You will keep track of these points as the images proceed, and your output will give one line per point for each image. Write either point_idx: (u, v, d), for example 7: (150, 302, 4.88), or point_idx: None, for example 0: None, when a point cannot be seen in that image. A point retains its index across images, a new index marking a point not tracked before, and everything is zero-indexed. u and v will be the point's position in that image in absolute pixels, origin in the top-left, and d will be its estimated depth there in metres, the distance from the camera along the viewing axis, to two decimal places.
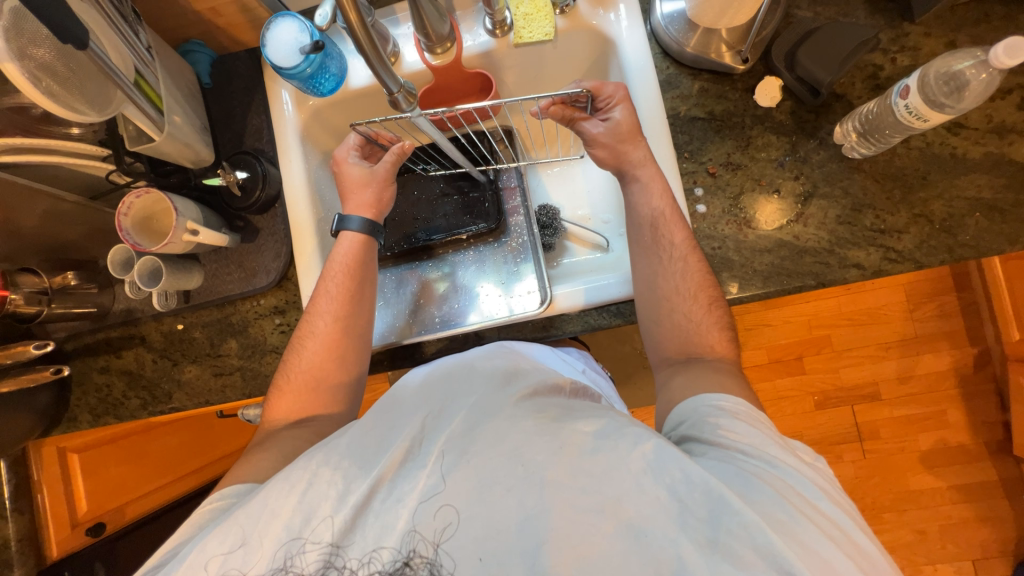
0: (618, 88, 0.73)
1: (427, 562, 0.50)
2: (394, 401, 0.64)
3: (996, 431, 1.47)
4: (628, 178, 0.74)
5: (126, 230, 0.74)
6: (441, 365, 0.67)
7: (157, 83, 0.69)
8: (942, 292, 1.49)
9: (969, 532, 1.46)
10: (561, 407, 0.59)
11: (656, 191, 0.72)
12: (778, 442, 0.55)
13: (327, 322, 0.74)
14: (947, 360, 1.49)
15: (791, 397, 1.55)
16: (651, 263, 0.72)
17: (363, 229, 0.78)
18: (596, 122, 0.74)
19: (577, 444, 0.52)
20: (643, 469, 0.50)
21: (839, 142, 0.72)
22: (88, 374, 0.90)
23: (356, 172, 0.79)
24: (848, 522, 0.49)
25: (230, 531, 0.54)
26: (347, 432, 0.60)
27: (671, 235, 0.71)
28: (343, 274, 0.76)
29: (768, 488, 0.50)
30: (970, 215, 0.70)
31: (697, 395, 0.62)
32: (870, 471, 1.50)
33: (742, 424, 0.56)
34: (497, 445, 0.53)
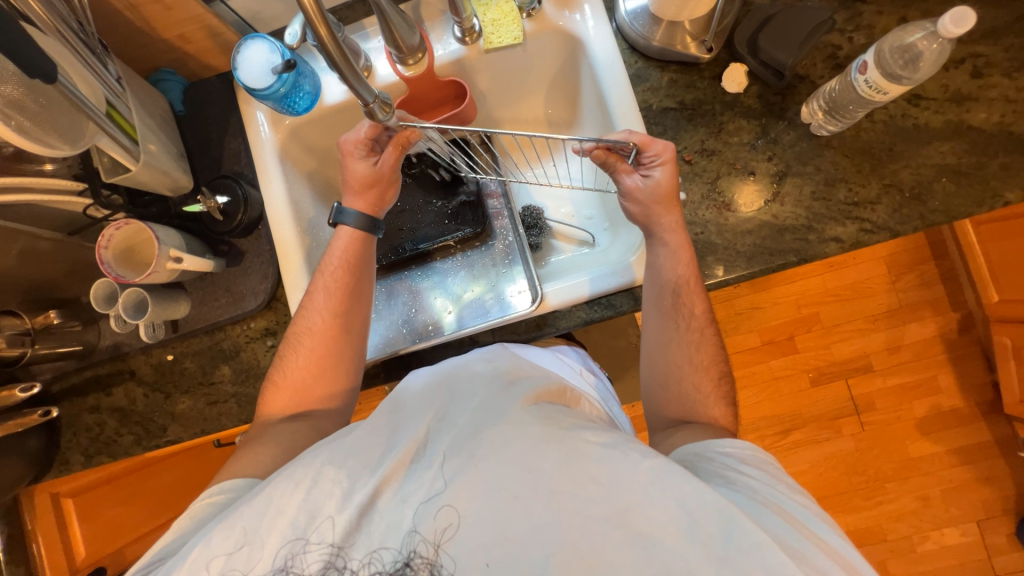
0: (667, 148, 0.70)
1: (427, 562, 0.50)
2: (399, 404, 0.63)
3: (986, 391, 1.51)
4: (656, 241, 0.73)
5: (108, 263, 0.73)
6: (442, 367, 0.67)
7: (130, 113, 0.69)
8: (921, 261, 1.53)
9: (971, 493, 1.48)
10: (567, 415, 0.58)
11: (682, 259, 0.72)
12: (787, 485, 0.57)
13: (326, 316, 0.75)
14: (933, 327, 1.52)
15: (786, 377, 1.57)
16: (667, 330, 0.73)
17: (358, 225, 0.78)
18: (635, 176, 0.72)
19: (586, 454, 0.52)
20: (650, 482, 0.50)
21: (807, 120, 0.74)
22: (78, 414, 0.88)
23: (361, 170, 0.76)
24: (858, 560, 0.50)
25: (234, 528, 0.54)
26: (354, 431, 0.60)
27: (692, 305, 0.71)
28: (339, 269, 0.76)
29: (780, 519, 0.51)
30: (937, 181, 0.72)
31: (705, 440, 0.64)
32: (870, 443, 1.53)
33: (750, 468, 0.58)
34: (502, 451, 0.52)
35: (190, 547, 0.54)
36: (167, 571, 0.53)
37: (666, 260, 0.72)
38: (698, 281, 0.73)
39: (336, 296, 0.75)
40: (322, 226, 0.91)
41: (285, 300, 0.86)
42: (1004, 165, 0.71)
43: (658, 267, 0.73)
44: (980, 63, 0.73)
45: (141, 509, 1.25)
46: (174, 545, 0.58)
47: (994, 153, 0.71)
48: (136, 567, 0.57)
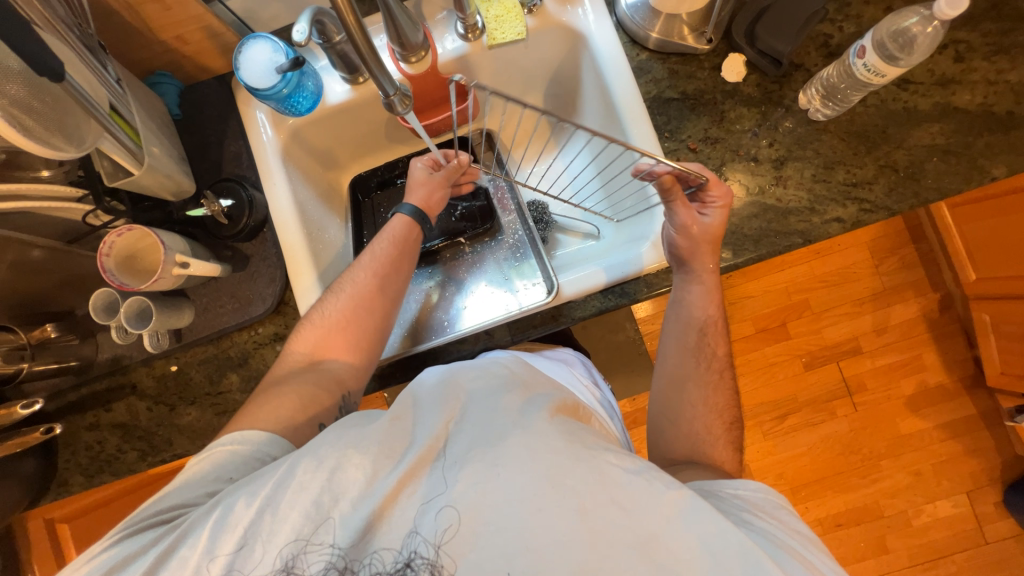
0: (727, 196, 0.73)
1: (428, 563, 0.49)
2: (414, 399, 0.62)
3: (968, 367, 1.57)
4: (691, 278, 0.76)
5: (110, 271, 0.71)
6: (457, 368, 0.65)
7: (131, 115, 0.67)
8: (901, 245, 1.60)
9: (960, 466, 1.54)
10: (589, 433, 0.57)
11: (711, 298, 0.76)
12: (803, 538, 0.56)
13: (368, 277, 0.76)
14: (916, 308, 1.58)
15: (782, 363, 1.61)
16: (687, 367, 0.76)
17: (414, 213, 0.81)
18: (693, 212, 0.73)
19: (611, 478, 0.51)
20: (675, 513, 0.50)
21: (805, 106, 0.78)
22: (76, 432, 0.85)
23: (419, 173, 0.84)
24: None
25: (259, 493, 0.53)
26: (377, 420, 0.59)
27: (715, 346, 0.76)
28: (391, 242, 0.78)
29: (801, 568, 0.50)
30: (928, 160, 0.76)
31: (717, 481, 0.63)
32: (863, 423, 1.58)
33: (763, 514, 0.57)
34: (526, 462, 0.51)
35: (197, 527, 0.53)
36: (190, 521, 0.54)
37: (697, 298, 0.76)
38: (720, 325, 0.77)
39: (383, 258, 0.77)
40: (324, 229, 0.90)
41: (294, 303, 0.84)
42: (989, 144, 0.74)
43: (687, 303, 0.77)
44: (961, 48, 0.77)
45: None
46: (195, 491, 0.58)
47: (979, 132, 0.75)
48: (152, 504, 0.57)
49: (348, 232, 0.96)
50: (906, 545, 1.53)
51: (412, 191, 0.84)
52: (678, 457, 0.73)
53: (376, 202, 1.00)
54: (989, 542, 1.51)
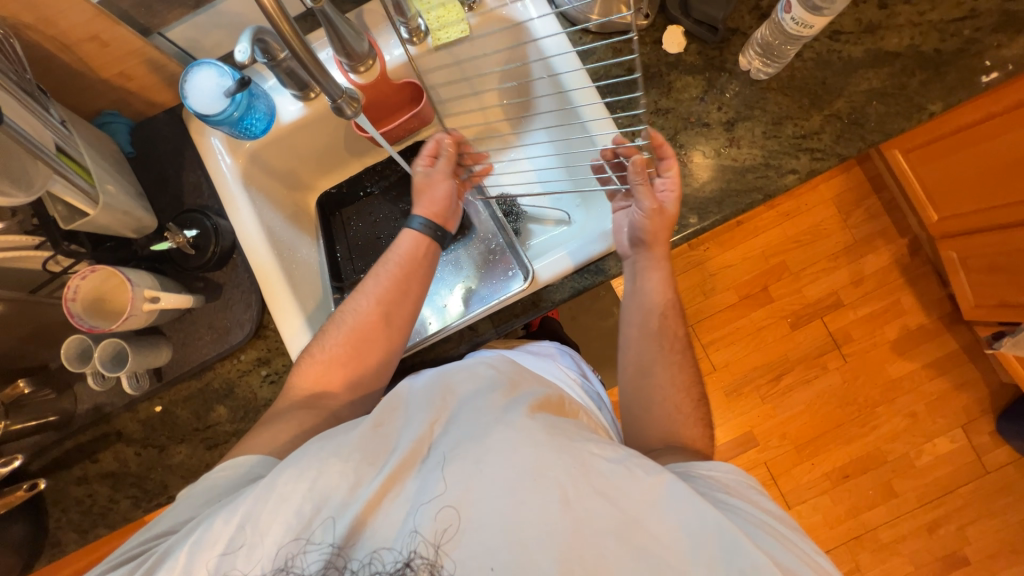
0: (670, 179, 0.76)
1: (428, 563, 0.49)
2: (398, 401, 0.62)
3: (945, 305, 1.62)
4: (647, 266, 0.78)
5: (78, 316, 0.69)
6: (440, 370, 0.66)
7: (81, 155, 0.67)
8: (865, 196, 1.65)
9: (951, 401, 1.58)
10: (572, 425, 0.58)
11: (666, 282, 0.78)
12: (776, 516, 0.57)
13: (371, 302, 0.75)
14: (887, 255, 1.63)
15: (768, 326, 1.64)
16: (652, 350, 0.77)
17: (425, 231, 0.79)
18: (654, 196, 0.75)
19: (592, 467, 0.52)
20: (655, 498, 0.51)
21: (746, 68, 0.81)
22: (66, 489, 0.82)
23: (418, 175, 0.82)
24: None
25: (234, 512, 0.52)
26: (360, 425, 0.59)
27: (674, 328, 0.77)
28: (398, 262, 0.77)
29: (773, 539, 0.52)
30: (869, 104, 0.79)
31: (689, 463, 0.63)
32: (854, 373, 1.61)
33: (735, 497, 0.57)
34: (509, 457, 0.51)
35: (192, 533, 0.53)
36: (169, 548, 0.52)
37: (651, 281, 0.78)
38: (677, 308, 0.79)
39: (388, 282, 0.76)
40: (296, 248, 0.89)
41: (273, 326, 0.83)
42: (922, 82, 0.78)
43: (643, 287, 0.78)
44: None
45: None
46: (177, 518, 0.58)
47: (912, 72, 0.78)
48: (140, 538, 0.57)
49: (321, 249, 0.95)
50: (912, 486, 1.56)
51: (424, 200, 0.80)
52: (673, 423, 0.74)
53: (346, 216, 1.00)
54: (989, 472, 1.54)
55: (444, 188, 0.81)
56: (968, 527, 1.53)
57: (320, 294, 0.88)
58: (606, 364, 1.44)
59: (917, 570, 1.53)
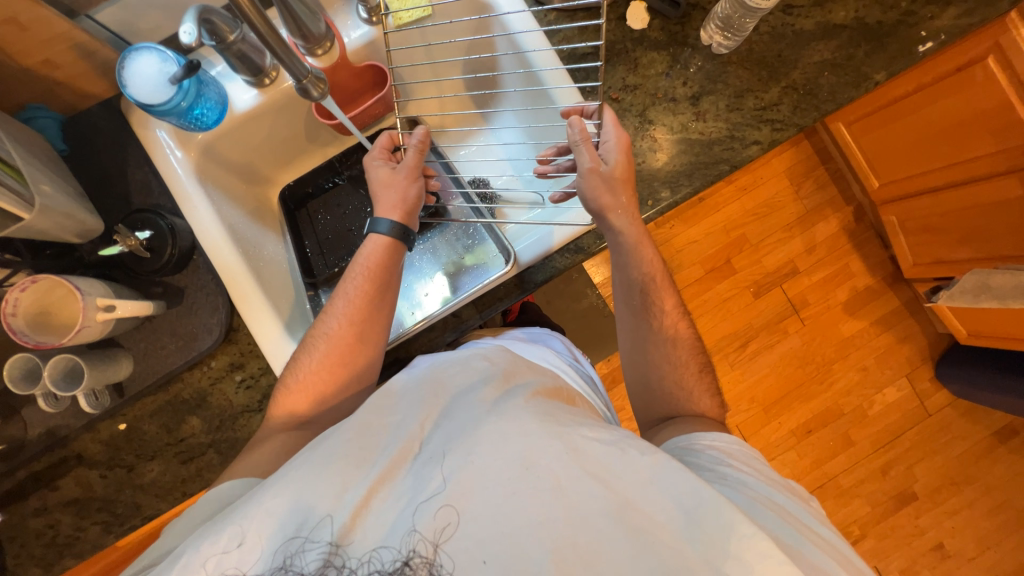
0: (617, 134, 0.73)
1: (427, 562, 0.47)
2: (387, 397, 0.61)
3: (887, 266, 1.74)
4: (614, 245, 0.76)
5: (20, 332, 0.63)
6: (425, 367, 0.65)
7: (9, 154, 0.62)
8: (813, 168, 1.74)
9: (896, 353, 1.72)
10: (563, 411, 0.57)
11: (646, 256, 0.76)
12: (776, 484, 0.59)
13: (343, 323, 0.71)
14: (836, 223, 1.74)
15: (733, 296, 1.72)
16: (639, 327, 0.78)
17: (392, 234, 0.75)
18: (596, 155, 0.72)
19: (584, 451, 0.52)
20: (648, 478, 0.51)
21: (707, 42, 0.83)
22: (23, 522, 0.76)
23: (381, 173, 0.76)
24: (848, 550, 0.53)
25: (225, 530, 0.50)
26: (350, 429, 0.57)
27: (661, 302, 0.77)
28: (362, 275, 0.73)
29: (776, 516, 0.53)
30: (821, 76, 0.83)
31: (693, 434, 0.67)
32: (812, 335, 1.72)
33: (738, 461, 0.61)
34: (500, 447, 0.51)
35: (182, 550, 0.50)
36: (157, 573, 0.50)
37: (629, 258, 0.76)
38: (663, 276, 0.78)
39: (357, 301, 0.72)
40: (262, 247, 0.84)
41: (245, 328, 0.79)
42: (867, 53, 0.82)
43: (624, 266, 0.77)
44: None
45: None
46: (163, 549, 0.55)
47: (858, 44, 0.83)
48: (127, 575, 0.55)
49: (288, 246, 0.91)
50: (866, 434, 1.70)
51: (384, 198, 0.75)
52: (659, 393, 0.76)
53: (313, 210, 0.96)
54: (930, 414, 1.70)
55: (414, 187, 0.76)
56: (915, 466, 1.68)
57: (292, 292, 0.84)
58: (585, 345, 1.46)
59: (874, 510, 1.68)
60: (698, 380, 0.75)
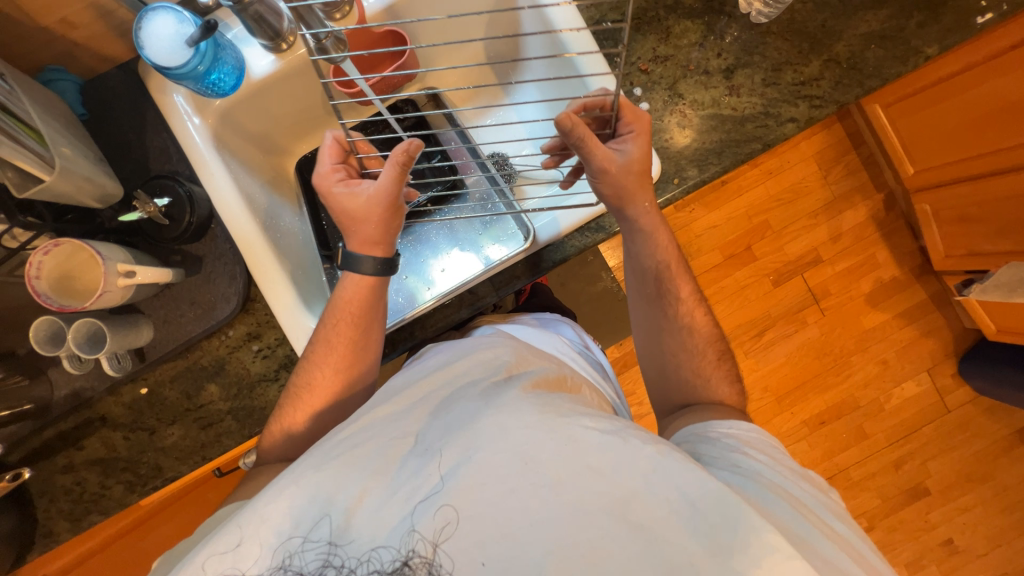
0: (636, 122, 0.69)
1: (426, 561, 0.45)
2: (388, 392, 0.61)
3: (916, 257, 1.67)
4: (634, 233, 0.74)
5: (44, 294, 0.64)
6: (431, 362, 0.66)
7: (29, 115, 0.61)
8: (844, 153, 1.65)
9: (919, 348, 1.67)
10: (564, 401, 0.55)
11: (660, 243, 0.74)
12: (790, 471, 0.58)
13: (327, 372, 0.69)
14: (864, 211, 1.66)
15: (751, 284, 1.67)
16: (656, 317, 0.76)
17: (374, 271, 0.70)
18: (610, 152, 0.67)
19: (585, 441, 0.49)
20: (651, 468, 0.48)
21: (746, 11, 0.78)
22: (51, 478, 0.78)
23: (350, 202, 0.68)
24: (862, 545, 0.52)
25: (230, 529, 0.49)
26: (351, 426, 0.57)
27: (677, 289, 0.75)
28: (343, 322, 0.70)
29: (788, 505, 0.52)
30: (867, 48, 0.77)
31: (708, 421, 0.66)
32: (831, 326, 1.68)
33: (754, 448, 0.60)
34: (498, 440, 0.49)
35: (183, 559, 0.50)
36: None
37: (643, 245, 0.74)
38: (679, 263, 0.76)
39: (338, 352, 0.69)
40: (277, 218, 0.83)
41: (261, 299, 0.79)
42: (920, 24, 0.77)
43: (635, 253, 0.75)
44: None
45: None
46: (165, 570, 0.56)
47: (910, 14, 0.77)
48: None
49: (304, 218, 0.89)
50: (881, 428, 1.67)
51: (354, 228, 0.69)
52: (676, 379, 0.74)
53: None
54: (951, 410, 1.66)
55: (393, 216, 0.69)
56: (930, 461, 1.65)
57: (308, 267, 0.84)
58: (596, 328, 1.44)
59: (884, 503, 1.66)
60: (716, 368, 0.74)
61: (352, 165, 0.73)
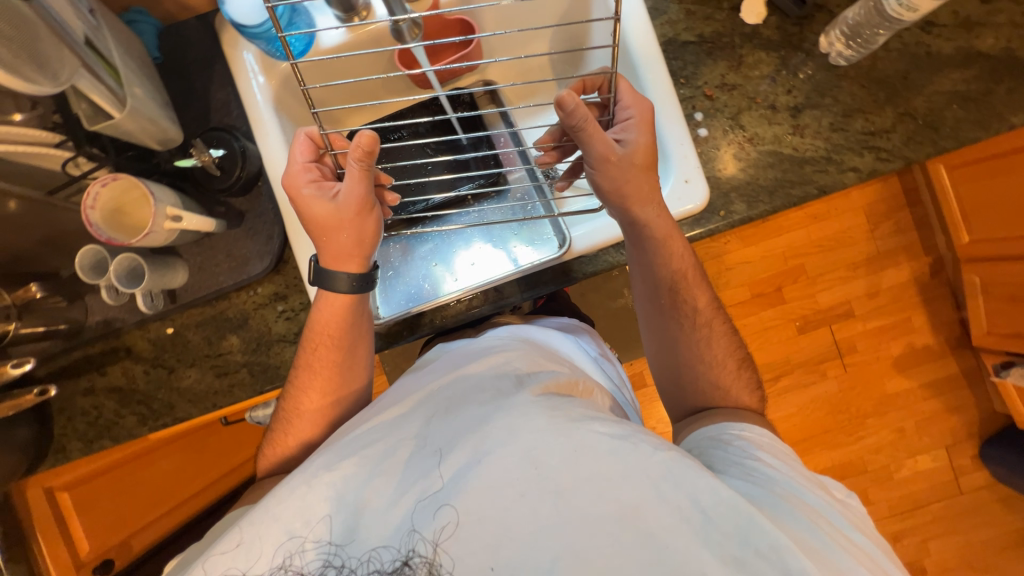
0: (636, 108, 0.67)
1: (427, 562, 0.46)
2: (400, 391, 0.63)
3: (954, 328, 1.60)
4: (664, 245, 0.70)
5: (96, 224, 0.67)
6: (449, 358, 0.67)
7: (110, 52, 0.64)
8: (897, 209, 1.58)
9: (940, 423, 1.60)
10: (576, 404, 0.54)
11: (677, 252, 0.71)
12: (804, 476, 0.56)
13: (313, 396, 0.70)
14: (908, 271, 1.59)
15: (775, 327, 1.62)
16: (671, 329, 0.73)
17: (348, 288, 0.69)
18: (611, 142, 0.65)
19: (595, 447, 0.48)
20: (662, 476, 0.47)
21: (826, 50, 0.76)
22: (72, 398, 0.82)
23: (318, 208, 0.65)
24: (878, 552, 0.50)
25: (235, 530, 0.51)
26: (364, 425, 0.58)
27: (694, 299, 0.72)
28: (323, 344, 0.70)
29: (800, 514, 0.50)
30: (948, 108, 0.74)
31: (721, 424, 0.65)
32: (851, 384, 1.62)
33: (767, 454, 0.58)
34: (507, 443, 0.49)
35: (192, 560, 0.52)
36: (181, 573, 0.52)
37: (657, 256, 0.71)
38: (694, 272, 0.73)
39: (321, 375, 0.70)
40: None
41: (293, 262, 0.81)
42: (1009, 90, 0.73)
43: (649, 264, 0.72)
44: None
45: (138, 502, 1.16)
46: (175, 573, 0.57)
47: (1000, 78, 0.73)
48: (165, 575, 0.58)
49: None
50: (887, 497, 1.60)
51: (325, 234, 0.67)
52: (686, 413, 0.73)
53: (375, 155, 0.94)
54: (963, 493, 1.59)
55: (366, 222, 0.67)
56: (931, 541, 1.59)
57: None
58: (609, 343, 1.42)
59: None
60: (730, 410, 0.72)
61: (325, 164, 0.70)
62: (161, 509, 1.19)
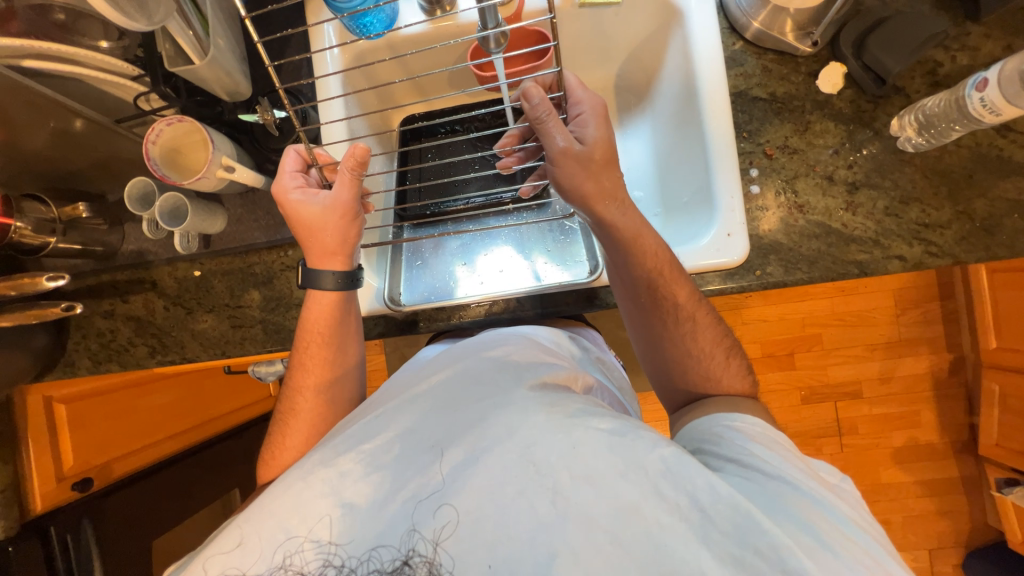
0: (590, 103, 0.68)
1: (426, 562, 0.47)
2: (401, 381, 0.64)
3: (962, 432, 1.56)
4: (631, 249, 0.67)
5: (154, 160, 0.69)
6: (452, 349, 0.68)
7: (203, 3, 0.67)
8: (930, 300, 1.55)
9: (927, 524, 1.56)
10: (575, 401, 0.54)
11: (649, 251, 0.67)
12: (799, 464, 0.54)
13: (307, 395, 0.71)
14: (926, 364, 1.56)
15: (780, 391, 1.60)
16: (653, 327, 0.71)
17: (336, 285, 0.69)
18: (569, 137, 0.65)
19: (592, 444, 0.48)
20: (661, 472, 0.47)
21: (895, 133, 0.75)
22: (91, 318, 0.84)
23: (306, 211, 0.66)
24: (877, 548, 0.48)
25: (235, 529, 0.50)
26: (363, 417, 0.58)
27: (672, 294, 0.68)
28: (315, 340, 0.70)
29: (795, 512, 0.48)
30: (1008, 216, 0.72)
31: (713, 416, 0.62)
32: (845, 464, 1.58)
33: (760, 446, 0.56)
34: (508, 438, 0.49)
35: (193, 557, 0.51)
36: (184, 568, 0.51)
37: (627, 256, 0.68)
38: (671, 267, 0.68)
39: (315, 372, 0.71)
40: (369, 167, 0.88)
41: None
42: None
43: (623, 266, 0.68)
44: None
45: (129, 428, 1.19)
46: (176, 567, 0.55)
47: None
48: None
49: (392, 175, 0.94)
50: None
51: (311, 235, 0.67)
52: None
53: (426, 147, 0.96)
54: None
55: (349, 226, 0.67)
56: None
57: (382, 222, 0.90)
58: None
59: None
60: None
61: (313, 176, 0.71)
62: (160, 434, 1.26)
